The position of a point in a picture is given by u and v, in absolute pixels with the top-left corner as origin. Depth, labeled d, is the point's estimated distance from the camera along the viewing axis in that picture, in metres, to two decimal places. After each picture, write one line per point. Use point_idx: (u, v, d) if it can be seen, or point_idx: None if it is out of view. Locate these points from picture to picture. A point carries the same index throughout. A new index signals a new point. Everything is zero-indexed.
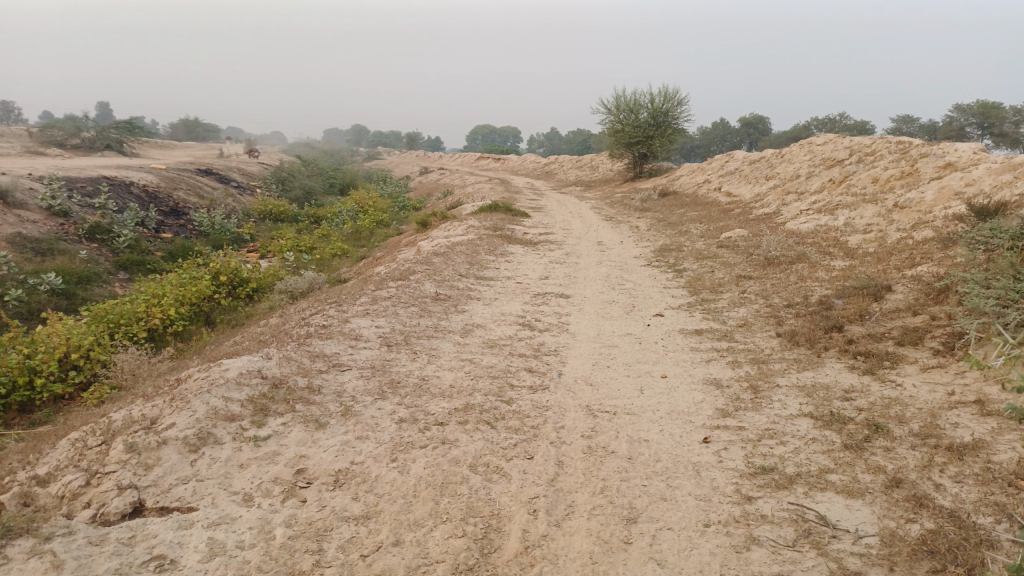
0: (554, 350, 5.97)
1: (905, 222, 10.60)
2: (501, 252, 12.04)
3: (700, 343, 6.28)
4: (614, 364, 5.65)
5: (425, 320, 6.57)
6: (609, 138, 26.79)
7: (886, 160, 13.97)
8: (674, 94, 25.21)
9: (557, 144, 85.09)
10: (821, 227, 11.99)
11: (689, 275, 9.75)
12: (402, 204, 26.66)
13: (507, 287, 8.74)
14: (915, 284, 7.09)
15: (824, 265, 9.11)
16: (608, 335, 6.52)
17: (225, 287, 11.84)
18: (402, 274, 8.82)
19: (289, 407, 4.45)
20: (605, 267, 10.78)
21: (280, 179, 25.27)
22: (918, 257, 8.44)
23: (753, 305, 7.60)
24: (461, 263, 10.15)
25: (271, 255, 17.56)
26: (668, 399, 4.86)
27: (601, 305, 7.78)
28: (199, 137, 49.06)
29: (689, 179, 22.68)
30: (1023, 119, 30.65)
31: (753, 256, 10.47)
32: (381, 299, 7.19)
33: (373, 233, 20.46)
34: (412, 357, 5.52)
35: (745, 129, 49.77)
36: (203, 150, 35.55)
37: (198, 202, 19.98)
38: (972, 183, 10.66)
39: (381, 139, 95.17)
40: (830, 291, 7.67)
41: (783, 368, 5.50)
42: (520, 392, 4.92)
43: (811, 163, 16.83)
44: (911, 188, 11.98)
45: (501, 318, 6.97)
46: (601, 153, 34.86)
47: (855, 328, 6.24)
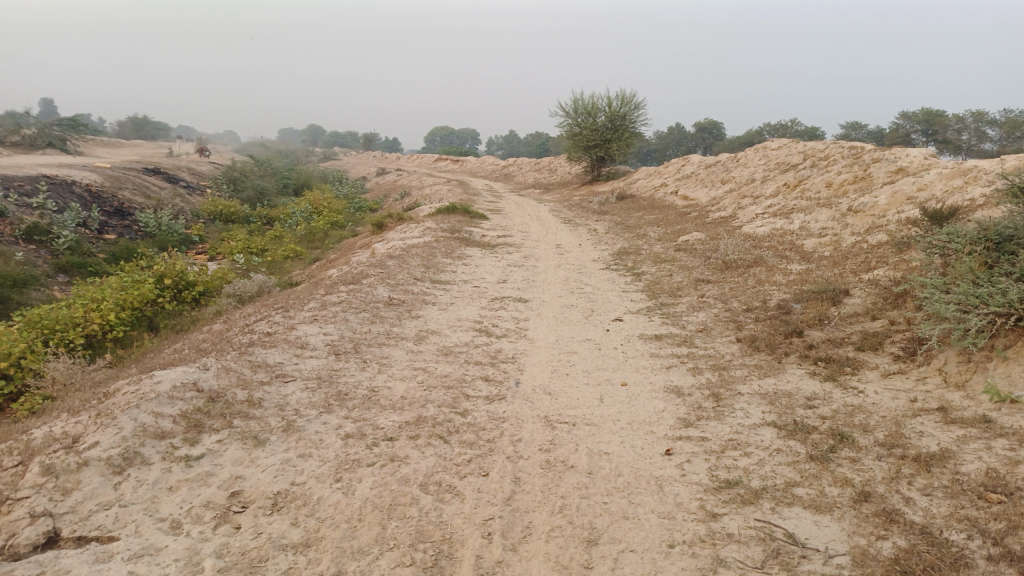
0: (511, 358, 5.75)
1: (859, 226, 10.68)
2: (458, 255, 11.79)
3: (660, 348, 6.14)
4: (573, 372, 5.45)
5: (377, 327, 6.29)
6: (567, 141, 26.76)
7: (839, 165, 14.14)
8: (631, 98, 25.30)
9: (515, 147, 85.14)
10: (777, 230, 12.03)
11: (648, 278, 9.66)
12: (358, 206, 26.17)
13: (464, 291, 8.51)
14: (872, 288, 7.07)
15: (782, 269, 9.09)
16: (567, 341, 6.33)
17: (170, 291, 11.34)
18: (355, 278, 8.51)
19: (226, 423, 4.14)
20: (564, 270, 10.63)
21: (231, 179, 24.59)
22: (873, 261, 8.48)
23: (712, 309, 7.50)
24: (417, 266, 9.89)
25: (221, 257, 16.99)
26: (628, 408, 4.68)
27: (559, 310, 7.59)
28: (148, 135, 47.63)
29: (646, 183, 22.74)
30: (964, 127, 31.66)
31: (711, 259, 10.42)
32: (331, 304, 6.88)
33: (328, 235, 20.00)
34: (362, 366, 5.24)
35: (700, 134, 50.46)
36: (151, 149, 34.50)
37: (144, 202, 19.26)
38: (923, 188, 10.80)
39: (337, 139, 93.96)
40: (788, 295, 7.63)
41: (745, 374, 5.38)
42: (475, 403, 4.69)
43: (766, 167, 16.99)
44: (864, 192, 12.10)
45: (456, 324, 6.73)
46: (559, 156, 34.85)
47: (815, 333, 6.17)
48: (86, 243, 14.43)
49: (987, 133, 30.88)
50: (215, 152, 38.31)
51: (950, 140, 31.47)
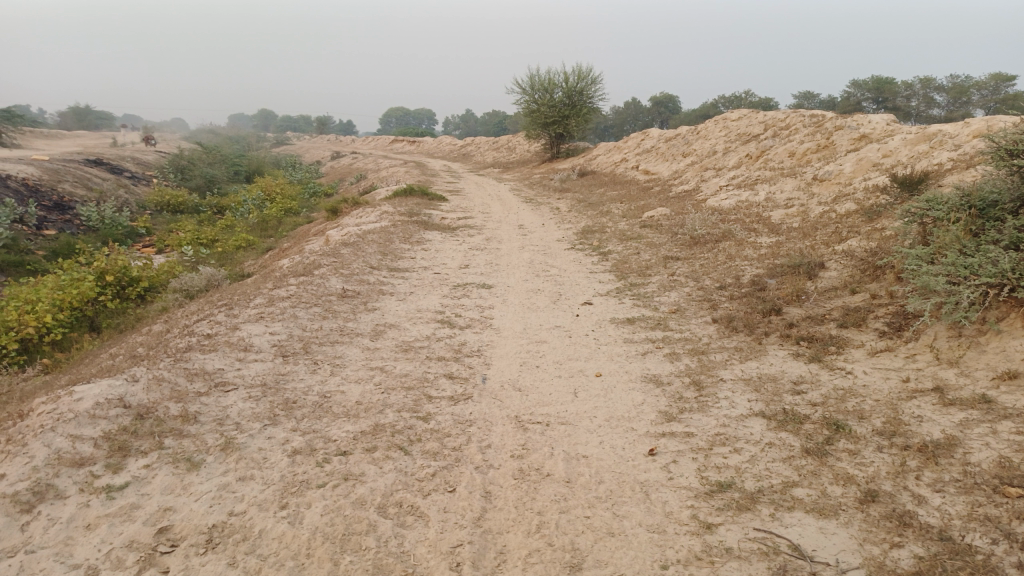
0: (476, 351, 5.33)
1: (826, 195, 10.47)
2: (417, 239, 11.30)
3: (634, 333, 5.79)
4: (542, 364, 5.06)
5: (329, 323, 5.82)
6: (525, 118, 26.25)
7: (801, 133, 13.94)
8: (588, 72, 24.84)
9: (472, 126, 84.13)
10: (742, 202, 11.78)
11: (615, 257, 9.32)
12: (312, 191, 25.34)
13: (424, 278, 8.05)
14: (848, 260, 6.82)
15: (751, 243, 8.81)
16: (535, 329, 5.93)
17: (111, 289, 10.62)
18: (306, 269, 7.99)
19: (156, 444, 3.66)
20: (528, 251, 10.23)
21: (179, 168, 23.58)
22: (845, 231, 8.24)
23: (685, 288, 7.17)
24: (374, 253, 9.39)
25: (169, 250, 16.19)
26: (606, 403, 4.31)
27: (525, 296, 7.19)
28: (90, 125, 45.67)
29: (606, 158, 22.41)
30: (914, 93, 31.95)
31: (678, 235, 10.12)
32: (278, 300, 6.37)
33: (282, 223, 19.24)
34: (312, 369, 4.78)
35: (657, 108, 50.30)
36: (93, 139, 32.98)
37: (86, 195, 18.27)
38: (889, 155, 10.63)
39: (289, 123, 91.71)
40: (761, 270, 7.34)
41: (725, 358, 5.05)
42: (438, 405, 4.27)
43: (727, 138, 16.75)
44: (828, 160, 11.91)
45: (415, 315, 6.29)
46: (517, 134, 34.33)
47: (794, 310, 5.88)
48: (23, 240, 13.55)
49: (935, 99, 31.23)
50: (161, 140, 36.78)
51: (900, 106, 31.79)
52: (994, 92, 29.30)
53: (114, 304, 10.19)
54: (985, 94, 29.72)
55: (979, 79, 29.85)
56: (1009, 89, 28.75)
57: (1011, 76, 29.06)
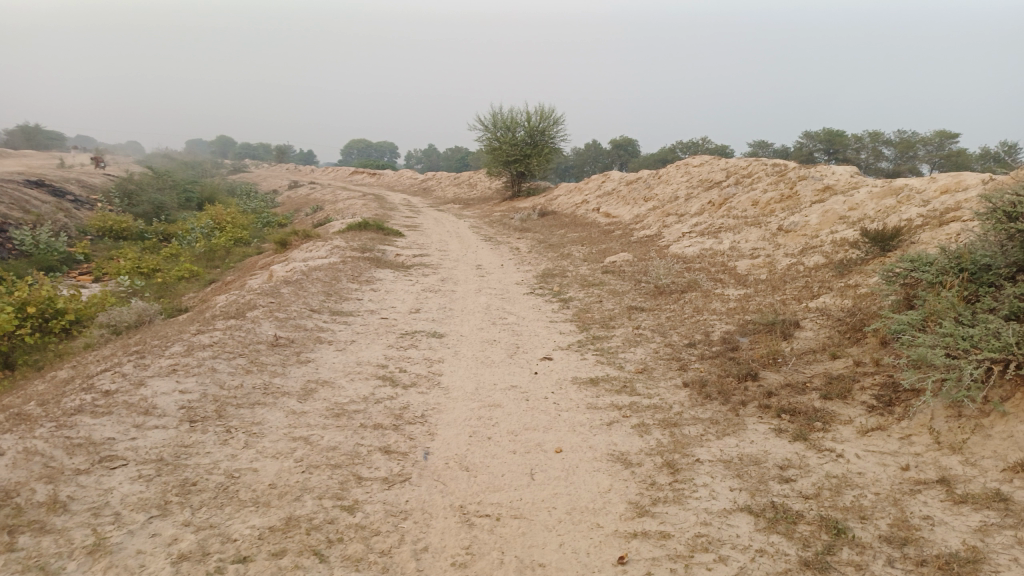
0: (419, 417, 4.67)
1: (792, 247, 10.15)
2: (367, 278, 10.61)
3: (598, 397, 5.20)
4: (494, 435, 4.42)
5: (252, 379, 5.10)
6: (486, 155, 25.92)
7: (764, 182, 13.76)
8: (551, 113, 24.66)
9: (433, 161, 83.99)
10: (706, 251, 11.42)
11: (576, 305, 8.79)
12: (265, 221, 24.43)
13: (369, 324, 7.37)
14: (824, 320, 6.39)
15: (718, 295, 8.38)
16: (487, 390, 5.30)
17: (32, 322, 9.65)
18: (240, 310, 7.24)
19: (7, 543, 2.90)
20: (485, 295, 9.64)
21: (126, 193, 22.51)
22: (816, 286, 7.86)
23: (651, 344, 6.63)
24: (318, 294, 8.68)
25: (106, 279, 15.13)
26: (567, 489, 3.69)
27: (478, 348, 6.56)
28: (40, 145, 43.92)
29: (567, 199, 22.12)
30: (863, 147, 32.71)
31: (641, 283, 9.65)
32: (199, 348, 5.62)
33: (229, 253, 18.32)
34: (223, 441, 4.06)
35: (617, 151, 50.76)
36: (39, 160, 31.53)
37: (22, 216, 17.09)
38: (855, 208, 10.40)
39: (248, 150, 90.38)
40: (731, 326, 6.87)
41: (700, 431, 4.49)
42: (369, 490, 3.61)
43: (689, 184, 16.54)
44: (793, 211, 11.67)
45: (353, 370, 5.61)
46: (478, 171, 33.98)
47: (771, 374, 5.38)
48: None
49: (883, 152, 31.89)
50: (111, 163, 35.45)
51: (850, 159, 32.45)
52: (939, 148, 30.05)
53: (33, 338, 9.21)
54: (930, 149, 30.51)
55: (925, 135, 30.67)
56: (952, 146, 29.51)
57: (954, 133, 29.91)
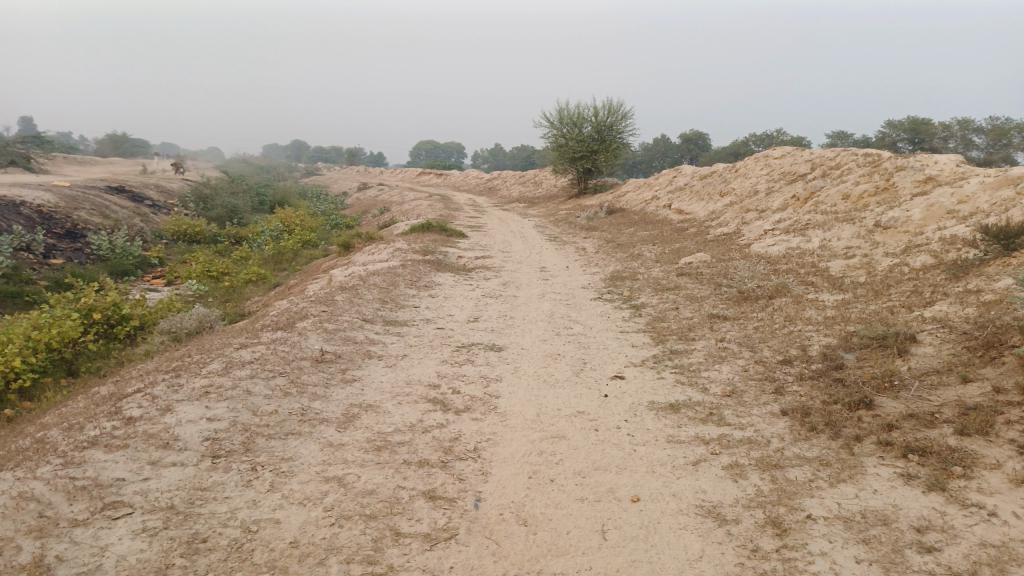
0: (472, 451, 4.06)
1: (893, 245, 9.10)
2: (427, 284, 10.07)
3: (681, 427, 4.47)
4: (559, 477, 3.75)
5: (289, 403, 4.58)
6: (552, 153, 25.22)
7: (856, 173, 12.60)
8: (619, 107, 23.73)
9: (499, 160, 83.98)
10: (793, 250, 10.42)
11: (650, 312, 8.03)
12: (334, 223, 24.38)
13: (425, 336, 6.82)
14: (946, 332, 5.45)
15: (812, 301, 7.48)
16: (551, 416, 4.64)
17: (97, 328, 9.41)
18: (290, 320, 6.79)
19: None
20: (549, 301, 8.97)
21: (201, 198, 22.82)
22: (927, 291, 6.88)
23: (738, 360, 5.83)
24: (374, 301, 8.20)
25: (177, 283, 15.12)
26: (647, 557, 3.01)
27: (542, 363, 5.90)
28: (127, 153, 45.66)
29: (636, 195, 21.24)
30: (952, 135, 30.54)
31: (722, 288, 8.80)
32: (237, 366, 5.16)
33: (297, 256, 18.20)
34: (245, 482, 3.53)
35: (686, 145, 49.26)
36: (122, 167, 32.56)
37: (101, 222, 17.30)
38: (965, 200, 9.26)
39: (321, 154, 92.34)
40: (831, 340, 6.00)
41: (807, 475, 3.71)
42: (409, 551, 3.02)
43: (769, 177, 15.45)
44: (890, 205, 10.54)
45: (402, 391, 5.03)
46: (544, 168, 33.30)
47: (888, 401, 4.53)
48: (25, 269, 12.51)
49: (974, 141, 29.74)
50: (191, 169, 36.33)
51: (936, 148, 30.35)
52: None
53: (96, 345, 8.96)
54: None
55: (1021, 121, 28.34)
56: None
57: None
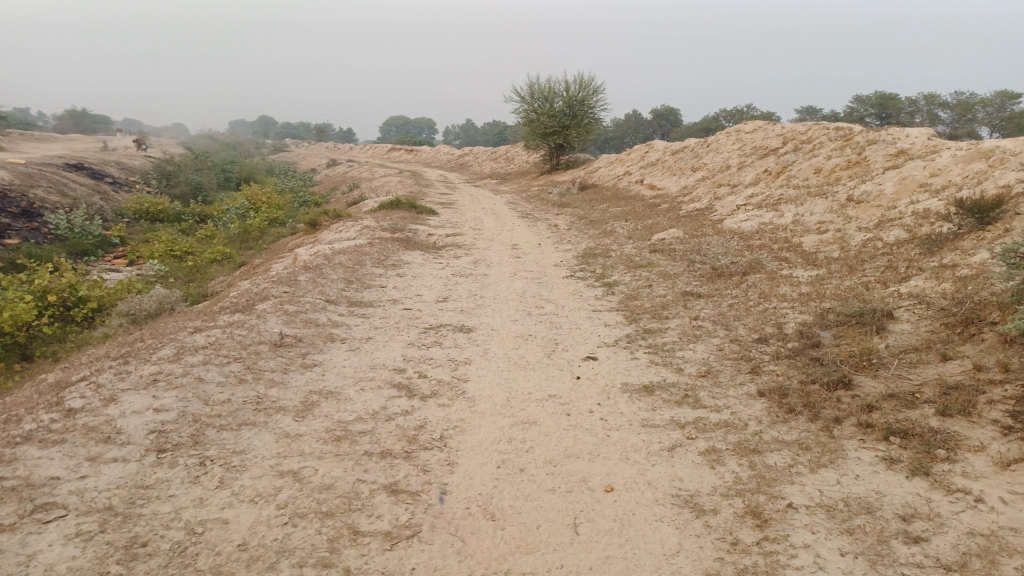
0: (438, 439, 3.85)
1: (866, 220, 9.03)
2: (394, 262, 9.79)
3: (655, 410, 4.31)
4: (529, 467, 3.57)
5: (243, 391, 4.33)
6: (523, 128, 24.87)
7: (827, 147, 12.52)
8: (590, 81, 23.42)
9: (471, 136, 83.32)
10: (766, 226, 10.32)
11: (623, 290, 7.87)
12: (302, 200, 23.85)
13: (390, 317, 6.58)
14: (923, 308, 5.34)
15: (786, 277, 7.37)
16: (521, 400, 4.45)
17: (53, 311, 8.95)
18: (249, 302, 6.49)
19: None
20: (520, 279, 8.76)
21: (164, 175, 22.11)
22: (901, 266, 6.80)
23: (714, 339, 5.69)
24: (339, 281, 7.92)
25: (139, 262, 14.62)
26: (623, 552, 2.84)
27: (512, 345, 5.70)
28: (87, 129, 44.16)
29: (608, 171, 21.06)
30: (918, 110, 30.77)
31: (695, 264, 8.66)
32: (190, 352, 4.87)
33: (264, 234, 17.74)
34: (193, 479, 3.29)
35: (658, 120, 49.13)
36: (82, 143, 31.46)
37: (59, 200, 16.62)
38: (937, 174, 9.19)
39: (289, 130, 90.58)
40: (807, 317, 5.89)
41: (787, 461, 3.58)
42: (368, 552, 2.81)
43: (741, 152, 15.34)
44: (863, 179, 10.46)
45: (365, 376, 4.80)
46: (515, 144, 32.89)
47: (867, 381, 4.41)
48: None
49: (939, 116, 29.99)
50: (153, 145, 35.29)
51: (903, 123, 30.55)
52: (1000, 110, 28.02)
53: (51, 329, 8.50)
54: (990, 111, 28.50)
55: (985, 95, 28.61)
56: (1014, 107, 27.46)
57: (1017, 93, 27.87)
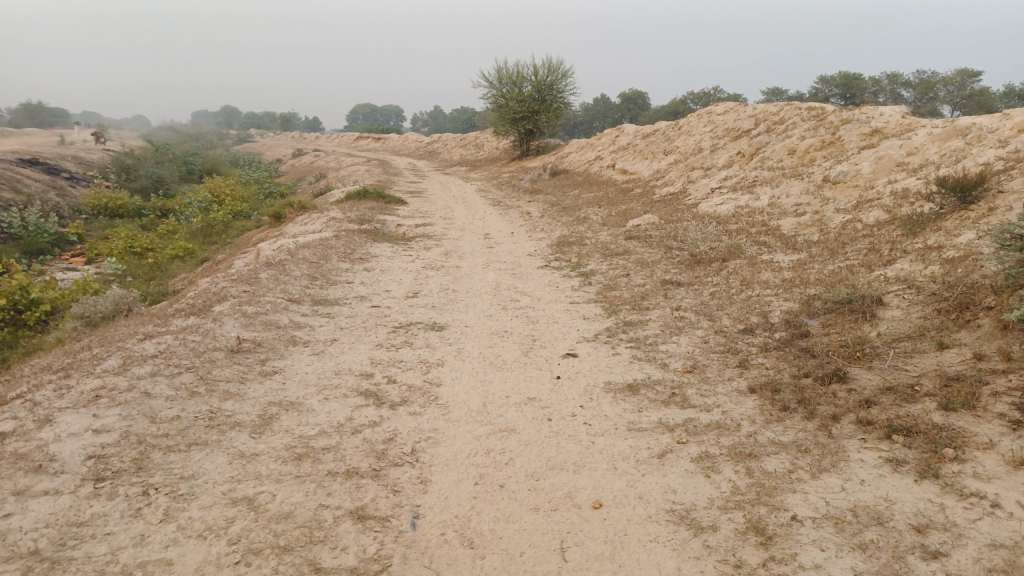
0: (409, 454, 3.54)
1: (844, 201, 8.85)
2: (362, 256, 9.40)
3: (642, 411, 4.04)
4: (509, 482, 3.27)
5: (195, 406, 3.96)
6: (492, 114, 24.45)
7: (801, 127, 12.35)
8: (558, 65, 23.05)
9: (440, 123, 82.52)
10: (742, 209, 10.11)
11: (601, 280, 7.59)
12: (267, 192, 23.19)
13: (357, 316, 6.21)
14: (913, 293, 5.13)
15: (767, 262, 7.15)
16: (498, 405, 4.14)
17: (2, 315, 8.35)
18: (206, 304, 6.07)
19: None
20: (494, 271, 8.44)
21: (123, 168, 21.29)
22: (885, 249, 6.61)
23: (698, 331, 5.44)
24: (303, 279, 7.53)
25: (98, 260, 13.98)
26: None
27: (487, 343, 5.39)
28: (42, 122, 42.62)
29: (579, 156, 20.78)
30: (882, 89, 30.91)
31: (673, 251, 8.42)
32: (138, 362, 4.47)
33: (228, 228, 17.15)
34: (134, 512, 2.92)
35: (626, 104, 48.94)
36: (36, 137, 30.27)
37: (12, 196, 15.79)
38: (914, 152, 9.03)
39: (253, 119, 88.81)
40: (793, 305, 5.66)
41: (786, 466, 3.32)
42: None
43: (713, 133, 15.13)
44: (838, 159, 10.29)
45: (329, 384, 4.45)
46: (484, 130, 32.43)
47: (862, 373, 4.18)
48: None
49: (902, 95, 30.21)
50: (111, 138, 34.15)
51: (868, 102, 30.69)
52: (961, 88, 28.24)
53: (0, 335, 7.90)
54: (952, 89, 28.70)
55: (947, 73, 28.81)
56: (976, 85, 27.70)
57: (977, 70, 28.11)
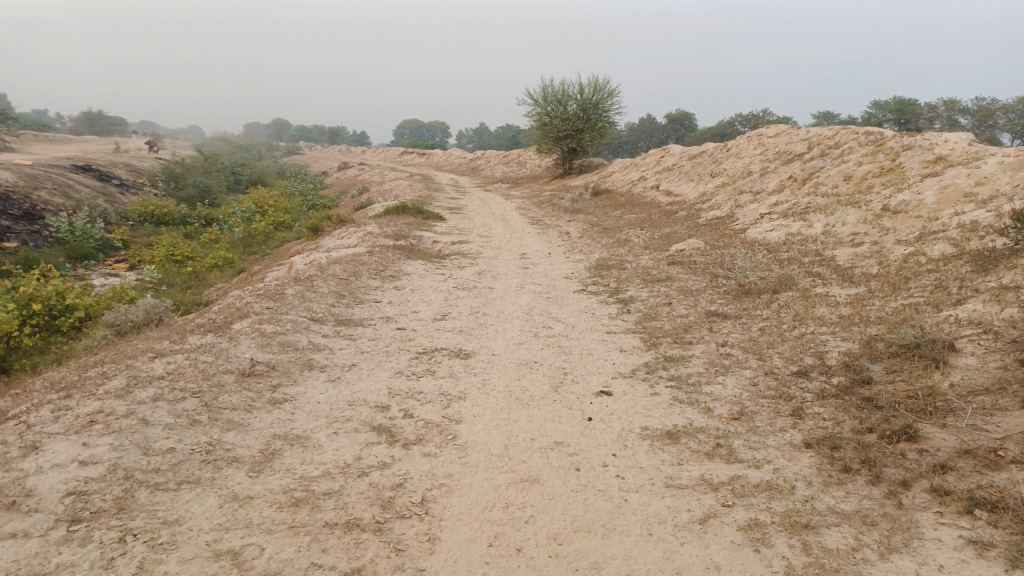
0: (419, 505, 3.18)
1: (905, 232, 8.28)
2: (394, 273, 9.13)
3: (682, 465, 3.60)
4: (528, 546, 2.88)
5: (193, 437, 3.66)
6: (536, 131, 24.21)
7: (858, 153, 11.76)
8: (605, 84, 22.69)
9: (485, 139, 82.86)
10: (793, 237, 9.59)
11: (641, 308, 7.17)
12: (311, 203, 23.26)
13: (380, 339, 5.90)
14: (989, 339, 4.60)
15: (821, 296, 6.65)
16: (522, 450, 3.76)
17: (36, 320, 8.23)
18: (227, 320, 5.82)
19: None
20: (528, 294, 8.08)
21: (172, 177, 21.55)
22: (953, 286, 6.04)
23: (746, 371, 4.98)
24: (330, 297, 7.26)
25: (140, 267, 13.98)
26: None
27: (515, 375, 5.01)
28: (101, 130, 43.86)
29: (622, 176, 20.36)
30: (937, 116, 29.76)
31: (718, 279, 7.95)
32: (143, 384, 4.21)
33: (268, 239, 17.12)
34: (105, 562, 2.60)
35: (672, 125, 48.33)
36: (94, 145, 30.99)
37: (63, 202, 16.00)
38: (983, 182, 8.42)
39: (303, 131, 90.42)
40: (851, 346, 5.16)
41: (850, 542, 2.86)
42: None
43: (763, 157, 14.58)
44: (898, 187, 9.68)
45: (340, 417, 4.12)
46: (527, 147, 32.21)
47: (934, 432, 3.69)
48: None
49: (959, 121, 29.01)
50: (165, 147, 34.88)
51: (923, 129, 29.59)
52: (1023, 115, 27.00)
53: (33, 339, 7.76)
54: (1013, 117, 27.46)
55: (1008, 101, 27.60)
56: None
57: None
